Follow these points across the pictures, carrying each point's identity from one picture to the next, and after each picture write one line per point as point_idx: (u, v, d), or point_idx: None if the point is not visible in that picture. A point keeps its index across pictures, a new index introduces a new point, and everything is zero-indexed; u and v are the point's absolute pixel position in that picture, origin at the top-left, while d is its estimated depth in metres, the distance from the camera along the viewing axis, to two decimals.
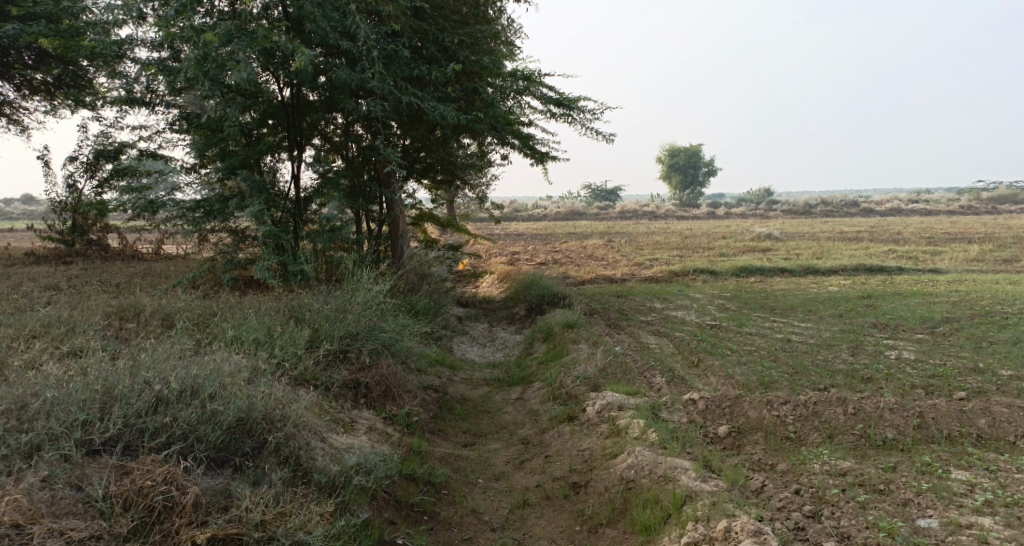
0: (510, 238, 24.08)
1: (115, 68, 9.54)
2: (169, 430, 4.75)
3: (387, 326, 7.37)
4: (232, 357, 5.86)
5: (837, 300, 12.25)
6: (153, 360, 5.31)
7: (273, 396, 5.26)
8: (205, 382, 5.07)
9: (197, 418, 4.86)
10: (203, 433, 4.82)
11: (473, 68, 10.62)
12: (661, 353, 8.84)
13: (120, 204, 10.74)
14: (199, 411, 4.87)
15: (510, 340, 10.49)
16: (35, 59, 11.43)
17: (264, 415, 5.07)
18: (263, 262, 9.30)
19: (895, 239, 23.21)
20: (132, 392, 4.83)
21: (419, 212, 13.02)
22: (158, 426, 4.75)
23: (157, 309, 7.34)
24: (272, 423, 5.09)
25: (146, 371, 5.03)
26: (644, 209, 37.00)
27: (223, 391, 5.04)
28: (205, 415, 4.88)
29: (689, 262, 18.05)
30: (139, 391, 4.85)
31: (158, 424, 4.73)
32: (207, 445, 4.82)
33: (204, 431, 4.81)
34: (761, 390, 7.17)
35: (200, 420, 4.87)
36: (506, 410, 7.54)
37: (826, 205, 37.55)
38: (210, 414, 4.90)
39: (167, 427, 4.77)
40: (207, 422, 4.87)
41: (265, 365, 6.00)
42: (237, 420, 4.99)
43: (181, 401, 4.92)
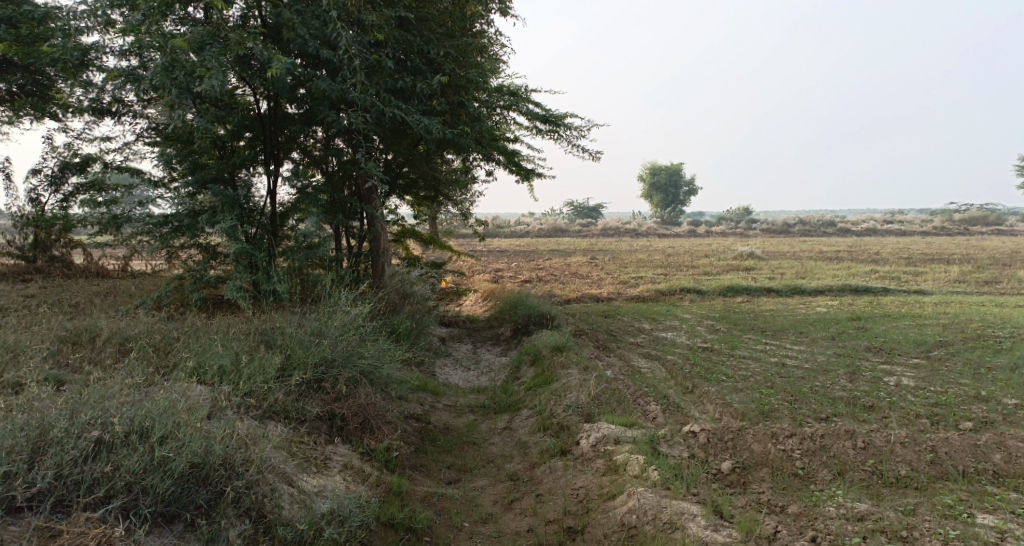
0: (490, 255, 23.68)
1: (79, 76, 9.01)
2: (111, 482, 4.39)
3: (367, 352, 6.93)
4: (190, 392, 5.54)
5: (828, 322, 11.97)
6: (100, 395, 4.89)
7: (236, 436, 4.89)
8: (156, 423, 4.68)
9: (144, 467, 4.48)
10: (149, 484, 4.45)
11: (458, 81, 10.26)
12: (654, 378, 8.48)
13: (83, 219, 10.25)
14: (146, 458, 4.49)
15: (496, 363, 10.07)
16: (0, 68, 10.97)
17: (223, 461, 4.70)
18: (234, 281, 8.85)
19: (875, 258, 23.13)
20: (69, 438, 4.44)
21: (400, 229, 12.61)
22: (98, 477, 4.38)
23: (116, 334, 6.87)
24: (232, 469, 4.72)
25: (91, 410, 4.63)
26: (625, 226, 36.80)
27: (176, 433, 4.67)
28: (153, 462, 4.50)
29: (674, 280, 17.77)
30: (77, 435, 4.46)
31: (98, 475, 4.36)
32: (153, 498, 4.45)
33: (151, 482, 4.44)
34: (761, 421, 6.82)
35: (147, 468, 4.49)
36: (493, 441, 7.12)
37: (805, 224, 37.58)
38: (159, 462, 4.52)
39: (107, 478, 4.40)
40: (154, 471, 4.49)
41: (227, 399, 5.69)
42: (191, 467, 4.61)
43: (127, 445, 4.55)
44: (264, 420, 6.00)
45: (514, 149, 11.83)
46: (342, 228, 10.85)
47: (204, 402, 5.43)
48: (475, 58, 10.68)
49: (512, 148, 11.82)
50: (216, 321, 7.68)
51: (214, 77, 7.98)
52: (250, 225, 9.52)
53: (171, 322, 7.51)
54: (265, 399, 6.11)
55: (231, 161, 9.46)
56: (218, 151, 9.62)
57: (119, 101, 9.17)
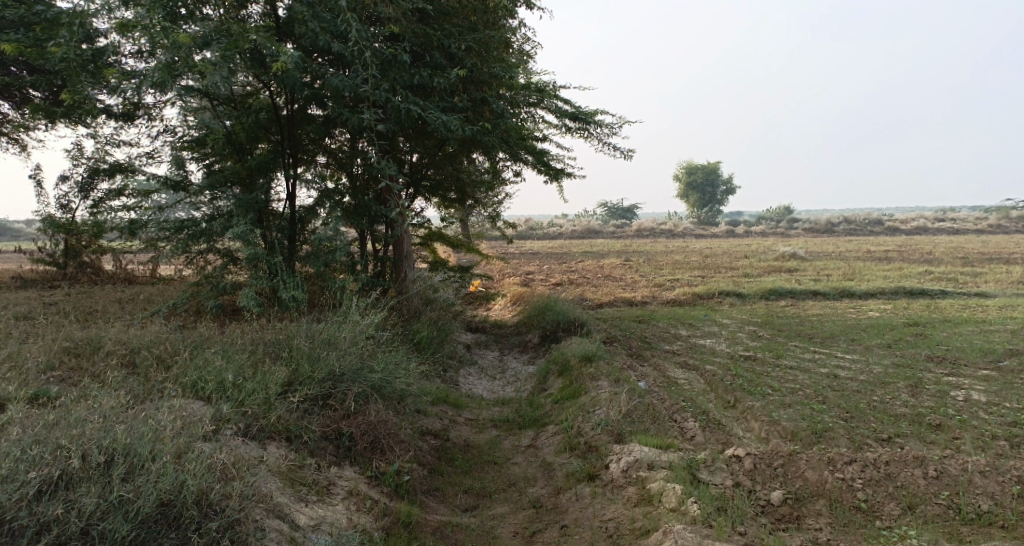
0: (523, 258, 23.08)
1: (81, 88, 8.50)
2: (65, 524, 4.11)
3: (378, 366, 6.39)
4: (182, 413, 5.05)
5: (882, 328, 11.13)
6: (70, 419, 4.56)
7: (217, 463, 4.60)
8: (127, 455, 4.40)
9: (105, 507, 4.21)
10: (107, 527, 4.17)
11: (482, 76, 9.66)
12: (692, 391, 7.81)
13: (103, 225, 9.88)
14: (107, 499, 4.21)
15: (523, 372, 9.45)
16: (28, 71, 10.68)
17: (198, 498, 4.41)
18: (250, 289, 8.33)
19: (927, 259, 22.01)
20: (21, 472, 4.17)
21: (428, 232, 11.92)
22: (52, 519, 4.12)
23: (115, 345, 6.43)
24: (209, 507, 4.43)
25: (54, 440, 4.34)
26: (662, 227, 35.94)
27: (146, 466, 4.38)
28: (115, 502, 4.23)
29: (714, 282, 16.98)
30: (32, 469, 4.19)
31: (51, 518, 4.09)
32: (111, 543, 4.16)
33: (110, 525, 4.17)
34: (815, 445, 6.12)
35: (108, 509, 4.22)
36: (515, 461, 6.53)
37: (849, 223, 36.30)
38: (121, 502, 4.25)
39: (61, 521, 4.13)
40: (115, 512, 4.22)
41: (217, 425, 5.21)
42: (160, 507, 4.33)
43: (89, 478, 4.29)
44: (263, 440, 5.52)
45: (542, 147, 11.23)
46: (367, 232, 10.30)
47: (195, 421, 4.97)
48: (499, 51, 10.08)
49: (540, 147, 11.22)
50: (225, 331, 7.19)
51: (217, 75, 7.56)
52: (266, 229, 9.05)
53: (180, 331, 7.07)
54: (266, 419, 5.62)
55: (247, 162, 9.02)
56: (232, 151, 9.19)
57: (135, 102, 8.78)
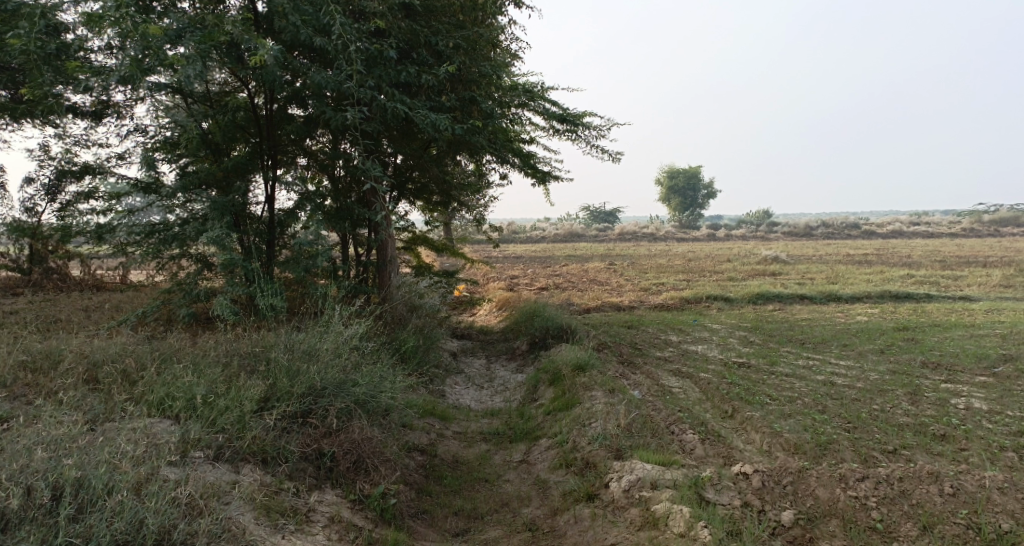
0: (505, 262, 22.75)
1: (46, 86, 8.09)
2: None
3: (362, 380, 6.07)
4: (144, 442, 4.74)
5: (873, 333, 10.96)
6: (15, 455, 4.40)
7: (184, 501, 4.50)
8: (81, 489, 4.34)
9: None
10: None
11: (469, 76, 9.34)
12: (688, 400, 7.55)
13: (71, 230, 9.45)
14: (54, 541, 4.13)
15: (512, 381, 9.13)
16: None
17: (158, 538, 4.33)
18: (226, 296, 7.96)
19: (908, 262, 22.01)
20: None
21: (411, 236, 11.56)
22: None
23: (80, 358, 6.03)
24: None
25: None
26: (643, 230, 35.81)
27: (95, 503, 4.32)
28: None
29: (699, 286, 16.78)
30: None
31: None
32: None
33: None
34: (822, 460, 5.88)
35: None
36: (508, 479, 6.23)
37: (828, 226, 36.41)
38: (69, 544, 4.16)
39: None
40: None
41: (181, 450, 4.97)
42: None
43: (36, 518, 4.21)
44: (237, 463, 5.25)
45: (528, 150, 10.94)
46: (348, 236, 9.94)
47: (154, 451, 4.78)
48: (487, 49, 9.77)
49: (527, 149, 10.92)
50: (198, 342, 6.81)
51: (190, 68, 7.18)
52: (243, 234, 8.68)
53: (150, 342, 6.68)
54: (245, 438, 5.29)
55: (223, 164, 8.64)
56: (206, 152, 8.80)
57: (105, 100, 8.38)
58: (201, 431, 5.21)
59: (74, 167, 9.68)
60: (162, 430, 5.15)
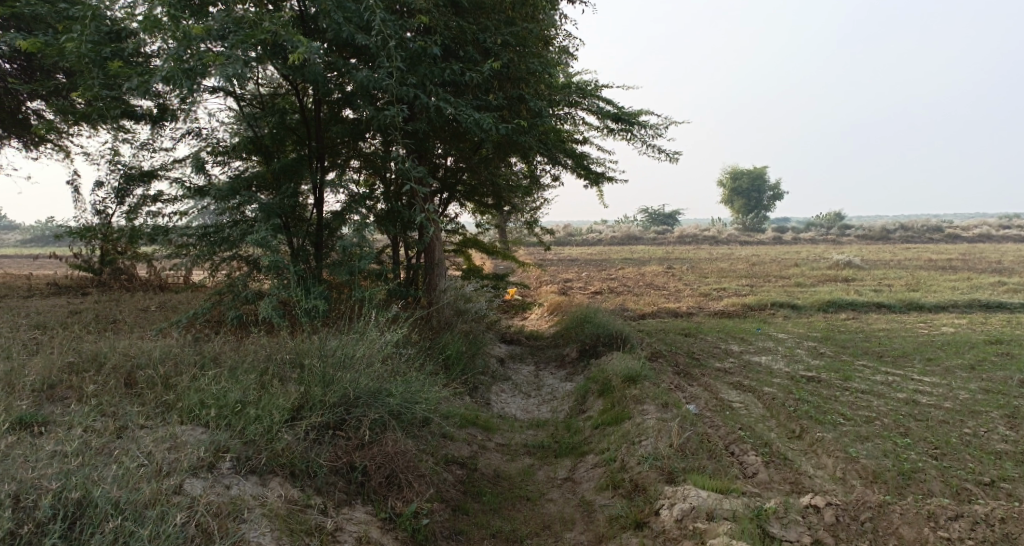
0: (561, 265, 22.21)
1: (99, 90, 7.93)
2: None
3: (397, 390, 5.67)
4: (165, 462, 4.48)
5: (960, 347, 10.10)
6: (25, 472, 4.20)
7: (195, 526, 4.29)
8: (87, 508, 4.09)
9: None
10: None
11: (518, 73, 8.85)
12: (749, 417, 6.94)
13: (129, 233, 9.35)
14: None
15: (561, 389, 8.63)
16: (49, 68, 10.19)
17: None
18: (271, 297, 7.66)
19: (995, 269, 20.62)
20: None
21: (462, 238, 11.15)
22: None
23: (122, 360, 5.76)
24: None
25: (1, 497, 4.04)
26: (706, 234, 34.75)
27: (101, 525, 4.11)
28: None
29: (765, 292, 15.98)
30: None
31: None
32: None
33: None
34: (907, 495, 5.25)
35: None
36: (551, 498, 5.77)
37: (904, 230, 34.73)
38: None
39: None
40: None
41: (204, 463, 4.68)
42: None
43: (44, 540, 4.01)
44: (264, 476, 4.89)
45: (582, 151, 10.43)
46: (398, 239, 9.59)
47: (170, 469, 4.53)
48: (537, 45, 9.28)
49: (580, 151, 10.42)
50: (237, 344, 6.52)
51: (229, 69, 6.87)
52: (291, 235, 8.45)
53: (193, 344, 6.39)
54: (275, 448, 4.94)
55: (272, 165, 8.37)
56: (257, 155, 8.51)
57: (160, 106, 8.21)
58: (230, 441, 4.87)
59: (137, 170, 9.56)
60: (191, 440, 4.82)
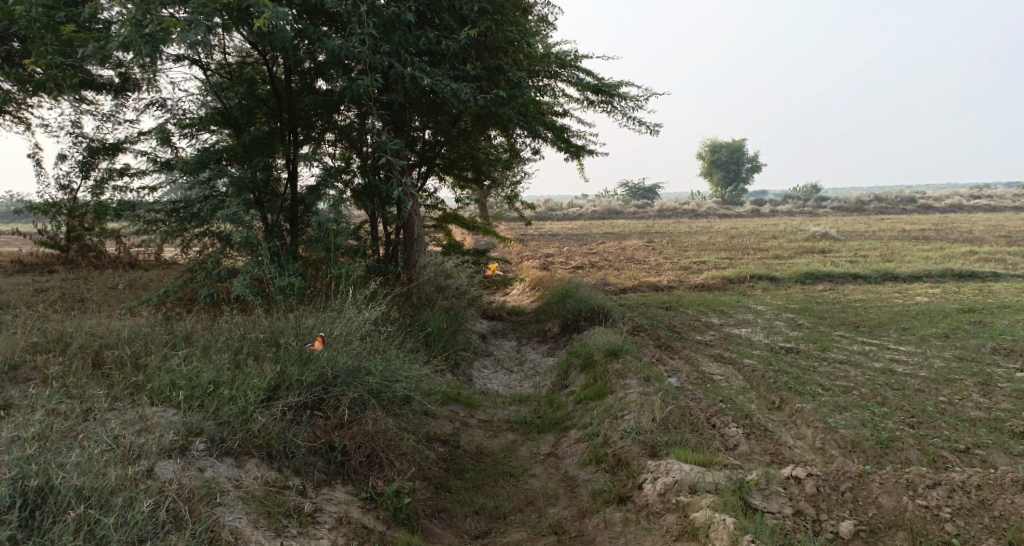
0: (540, 240, 22.16)
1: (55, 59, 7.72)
2: None
3: (376, 368, 5.63)
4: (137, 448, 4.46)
5: (935, 316, 10.23)
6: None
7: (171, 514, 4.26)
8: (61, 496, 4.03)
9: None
10: None
11: (496, 42, 8.72)
12: (730, 389, 6.98)
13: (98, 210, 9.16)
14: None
15: (542, 364, 8.63)
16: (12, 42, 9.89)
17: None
18: (245, 275, 7.55)
19: (968, 238, 20.88)
20: None
21: (441, 214, 11.05)
22: None
23: (90, 340, 5.67)
24: None
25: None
26: (684, 207, 34.83)
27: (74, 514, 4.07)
28: None
29: (744, 265, 16.07)
30: None
31: None
32: None
33: None
34: (887, 464, 5.32)
35: None
36: (534, 474, 5.79)
37: (880, 201, 35.03)
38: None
39: None
40: None
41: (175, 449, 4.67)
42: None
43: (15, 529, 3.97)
44: (241, 458, 4.88)
45: (561, 124, 10.35)
46: (377, 215, 9.48)
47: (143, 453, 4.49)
48: (514, 15, 9.15)
49: (559, 123, 10.34)
50: (212, 323, 6.43)
51: (191, 34, 6.71)
52: (266, 210, 8.33)
53: (164, 323, 6.30)
54: (251, 430, 4.91)
55: (242, 138, 8.21)
56: (228, 127, 8.31)
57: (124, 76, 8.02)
58: (202, 423, 4.86)
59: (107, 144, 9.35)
60: (161, 422, 4.82)
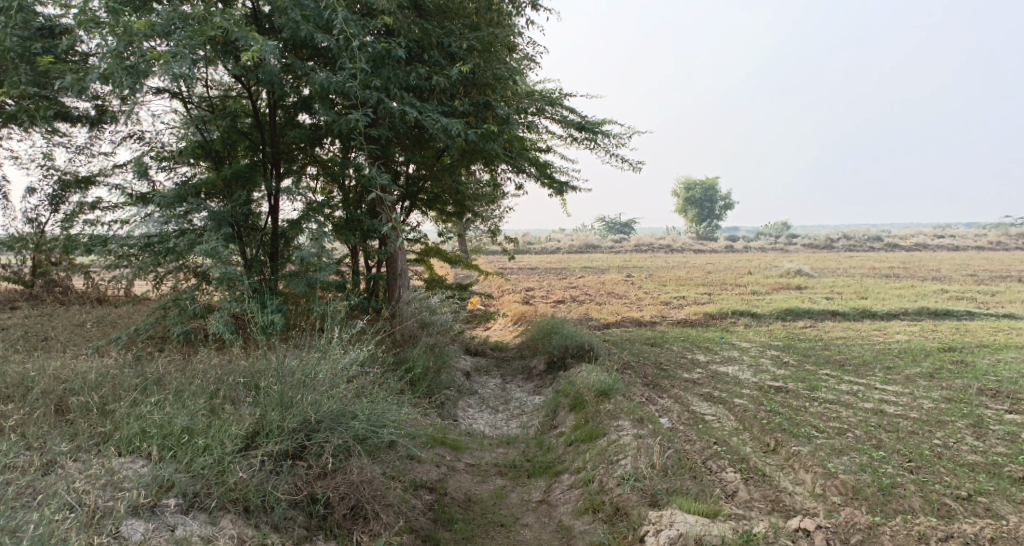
0: (518, 273, 21.99)
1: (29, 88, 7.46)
2: None
3: (362, 412, 5.42)
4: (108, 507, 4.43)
5: (918, 354, 10.21)
6: None
7: None
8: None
9: None
10: None
11: (485, 78, 8.62)
12: (723, 430, 6.83)
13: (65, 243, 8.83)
14: None
15: (529, 403, 8.41)
16: None
17: None
18: (221, 312, 7.28)
19: (938, 276, 21.16)
20: None
21: (424, 247, 10.85)
22: None
23: (54, 383, 5.37)
24: None
25: None
26: (659, 242, 34.95)
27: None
28: None
29: (723, 301, 16.04)
30: None
31: None
32: None
33: None
34: (894, 515, 5.23)
35: None
36: (526, 523, 5.61)
37: (850, 239, 35.51)
38: None
39: None
40: None
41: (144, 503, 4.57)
42: None
43: None
44: (215, 513, 4.73)
45: (546, 159, 10.26)
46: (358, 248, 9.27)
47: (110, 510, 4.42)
48: (503, 51, 9.07)
49: (544, 159, 10.25)
50: (189, 363, 6.16)
51: (175, 66, 6.48)
52: (244, 245, 8.08)
53: (135, 364, 6.01)
54: (226, 482, 4.76)
55: (222, 171, 7.99)
56: (206, 160, 8.13)
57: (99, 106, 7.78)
58: (174, 475, 4.71)
59: (80, 177, 9.07)
60: (131, 474, 4.68)
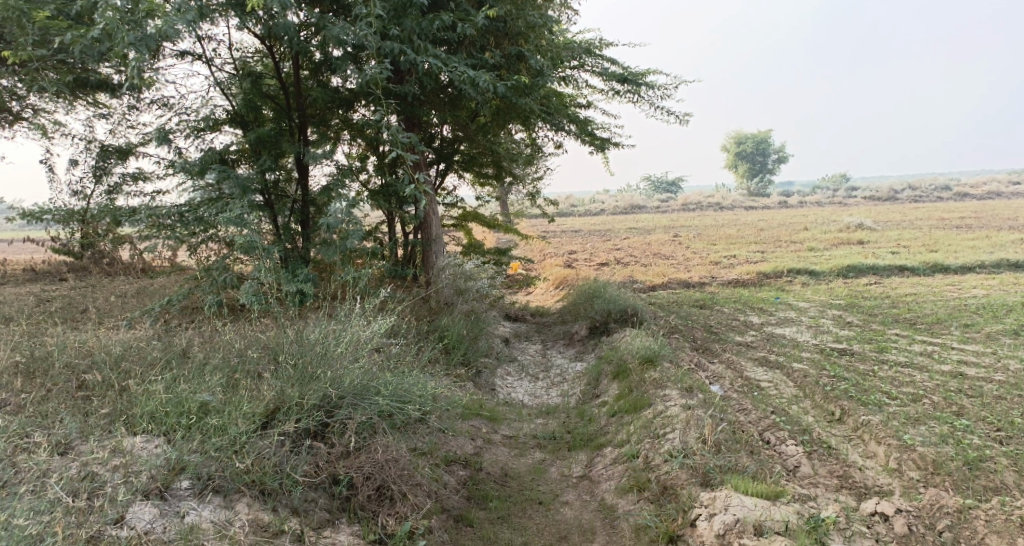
0: (563, 236, 21.40)
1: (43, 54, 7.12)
2: None
3: (386, 388, 5.00)
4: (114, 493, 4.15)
5: (998, 311, 9.38)
6: None
7: None
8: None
9: None
10: None
11: (516, 27, 8.01)
12: (783, 397, 6.26)
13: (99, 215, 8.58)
14: None
15: (571, 370, 7.93)
16: None
17: None
18: (249, 282, 6.93)
19: (1012, 226, 19.85)
20: None
21: (461, 211, 10.37)
22: None
23: (75, 357, 5.04)
24: None
25: None
26: (709, 200, 33.83)
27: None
28: None
29: (780, 258, 15.23)
30: None
31: None
32: None
33: None
34: (987, 496, 4.71)
35: None
36: (567, 501, 5.20)
37: (914, 191, 33.86)
38: None
39: None
40: None
41: (156, 487, 4.26)
42: None
43: None
44: (230, 497, 4.39)
45: (585, 116, 9.63)
46: (392, 213, 8.82)
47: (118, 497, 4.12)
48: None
49: (584, 116, 9.62)
50: (211, 333, 5.81)
51: (178, 18, 6.02)
52: (275, 212, 7.70)
53: (162, 335, 5.68)
54: (240, 465, 4.40)
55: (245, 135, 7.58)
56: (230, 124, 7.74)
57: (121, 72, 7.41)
58: (187, 456, 4.37)
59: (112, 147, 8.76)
60: (143, 454, 4.37)
